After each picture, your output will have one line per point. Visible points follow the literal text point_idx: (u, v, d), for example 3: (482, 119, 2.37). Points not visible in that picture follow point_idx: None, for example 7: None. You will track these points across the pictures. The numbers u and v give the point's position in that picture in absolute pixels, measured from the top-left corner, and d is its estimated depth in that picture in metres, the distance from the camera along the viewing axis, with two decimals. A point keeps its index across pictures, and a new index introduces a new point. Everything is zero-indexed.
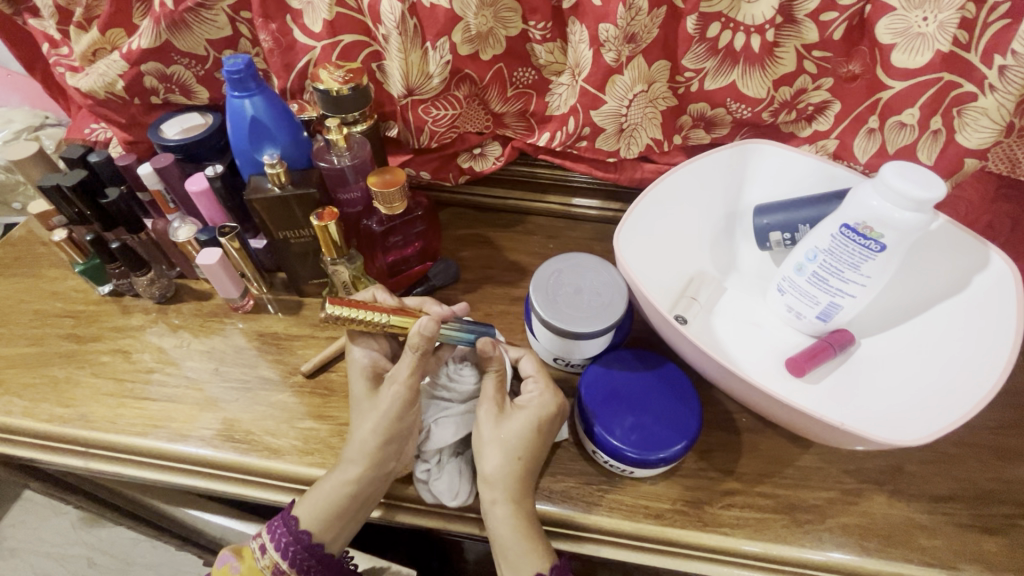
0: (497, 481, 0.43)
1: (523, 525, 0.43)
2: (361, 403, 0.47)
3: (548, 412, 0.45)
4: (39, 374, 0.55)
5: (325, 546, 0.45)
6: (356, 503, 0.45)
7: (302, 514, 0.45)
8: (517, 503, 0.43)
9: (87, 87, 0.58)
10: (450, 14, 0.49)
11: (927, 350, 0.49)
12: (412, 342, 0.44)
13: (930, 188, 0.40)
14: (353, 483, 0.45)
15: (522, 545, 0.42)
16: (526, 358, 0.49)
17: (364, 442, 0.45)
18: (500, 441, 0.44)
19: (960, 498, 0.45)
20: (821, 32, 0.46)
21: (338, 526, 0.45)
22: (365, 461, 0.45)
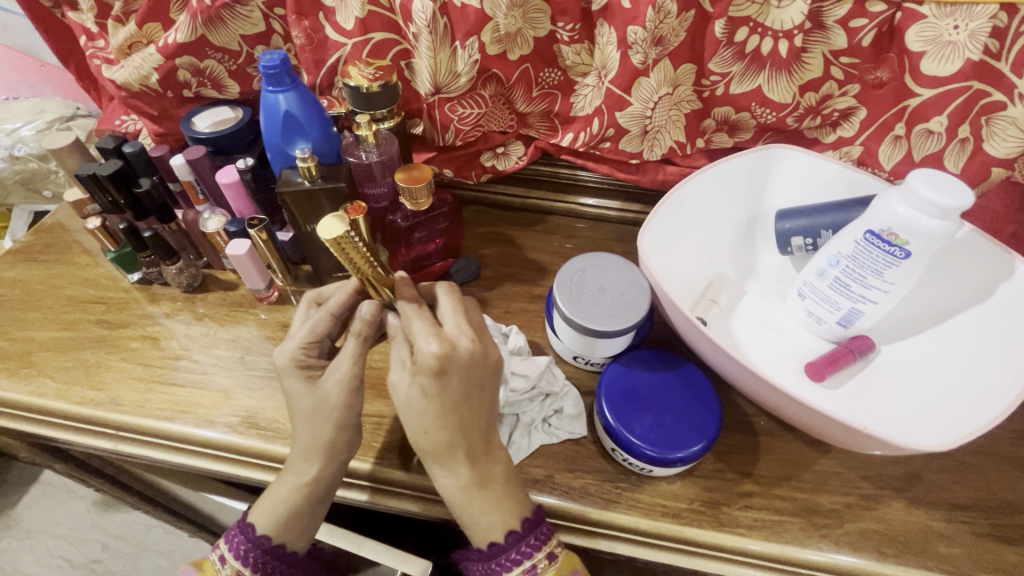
0: (428, 455, 0.43)
1: (465, 495, 0.42)
2: (299, 401, 0.45)
3: (449, 364, 0.41)
4: (71, 358, 0.56)
5: (286, 546, 0.45)
6: (312, 501, 0.45)
7: (257, 521, 0.45)
8: (454, 471, 0.43)
9: (122, 79, 0.59)
10: (480, 14, 0.50)
11: (947, 358, 0.49)
12: (355, 328, 0.45)
13: (957, 196, 0.40)
14: (307, 484, 0.45)
15: (479, 506, 0.42)
16: (444, 305, 0.46)
17: (316, 437, 0.45)
18: (408, 413, 0.42)
19: (979, 507, 0.45)
20: (850, 38, 0.46)
21: (296, 527, 0.45)
22: (319, 458, 0.45)
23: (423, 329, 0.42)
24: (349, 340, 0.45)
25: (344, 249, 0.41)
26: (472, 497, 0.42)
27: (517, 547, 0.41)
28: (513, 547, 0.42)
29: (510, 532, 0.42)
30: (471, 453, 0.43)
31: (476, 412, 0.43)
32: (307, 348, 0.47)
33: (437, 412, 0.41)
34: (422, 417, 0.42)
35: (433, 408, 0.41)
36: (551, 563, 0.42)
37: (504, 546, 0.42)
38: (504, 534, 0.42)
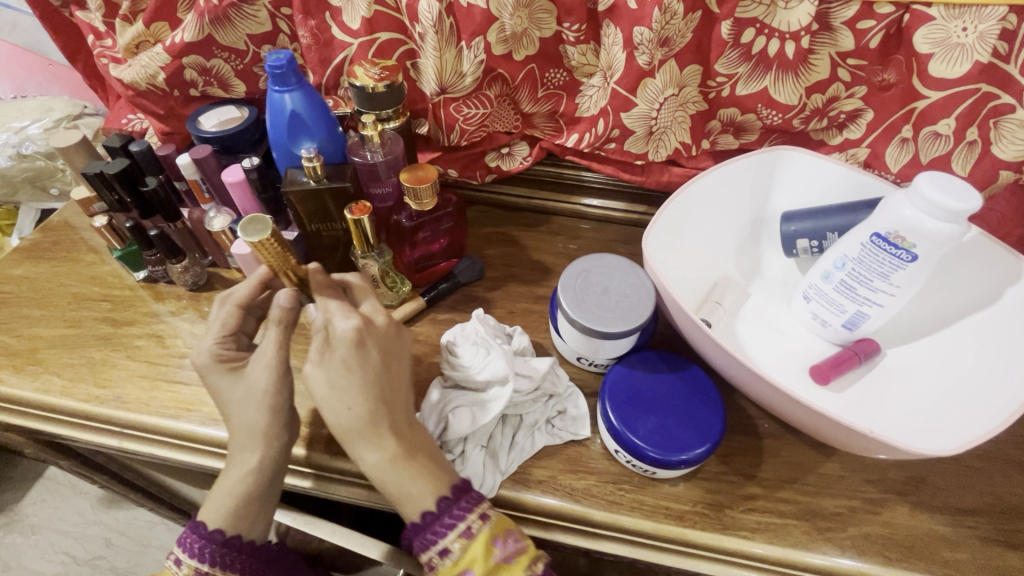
0: (348, 435, 0.42)
1: (390, 468, 0.41)
2: (229, 391, 0.46)
3: (363, 338, 0.43)
4: (77, 356, 0.57)
5: (242, 536, 0.45)
6: (260, 490, 0.45)
7: (208, 517, 0.44)
8: (379, 444, 0.42)
9: (130, 78, 0.59)
10: (486, 14, 0.50)
11: (952, 362, 0.49)
12: (272, 316, 0.46)
13: (964, 199, 0.39)
14: (251, 473, 0.45)
15: (408, 476, 0.41)
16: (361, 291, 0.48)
17: (253, 423, 0.45)
18: (326, 397, 0.42)
19: (984, 511, 0.45)
20: (857, 40, 0.46)
21: (250, 516, 0.45)
22: (262, 444, 0.45)
23: (336, 304, 0.45)
24: (268, 329, 0.46)
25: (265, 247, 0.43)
26: (398, 467, 0.41)
27: (450, 512, 0.40)
28: (444, 513, 0.40)
29: (443, 498, 0.41)
30: (395, 428, 0.42)
31: (395, 390, 0.44)
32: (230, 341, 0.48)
33: (353, 385, 0.42)
34: (337, 393, 0.42)
35: (350, 382, 0.42)
36: (485, 522, 0.41)
37: (435, 514, 0.40)
38: (436, 501, 0.41)
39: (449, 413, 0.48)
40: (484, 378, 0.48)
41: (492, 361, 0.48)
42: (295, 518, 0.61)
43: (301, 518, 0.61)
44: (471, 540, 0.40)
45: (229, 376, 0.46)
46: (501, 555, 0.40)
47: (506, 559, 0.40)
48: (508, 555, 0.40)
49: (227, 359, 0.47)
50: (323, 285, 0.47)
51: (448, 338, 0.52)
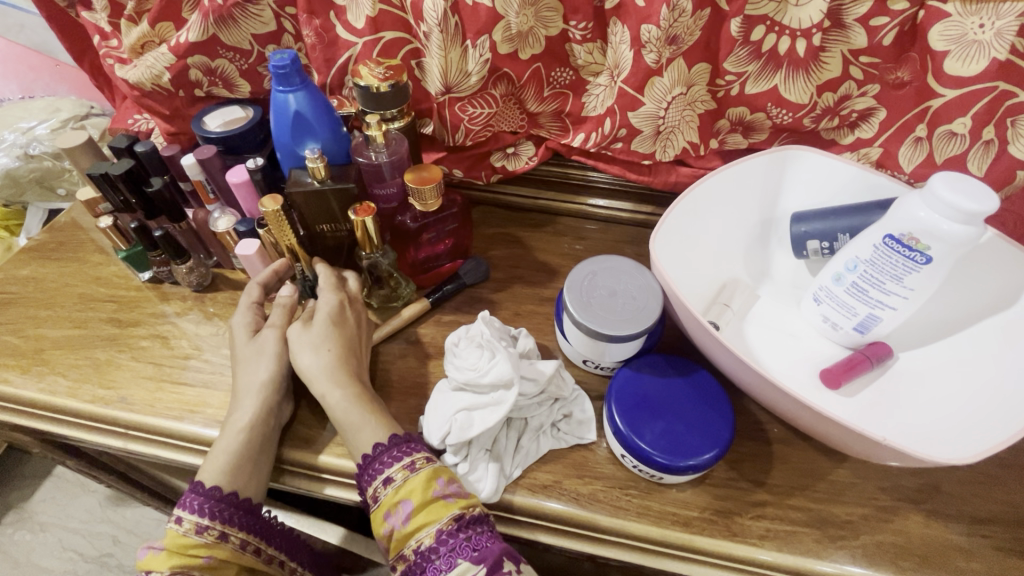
0: (316, 376, 0.49)
1: (351, 405, 0.47)
2: (239, 352, 0.52)
3: (336, 308, 0.53)
4: (83, 356, 0.57)
5: (240, 493, 0.46)
6: (253, 447, 0.47)
7: (207, 476, 0.45)
8: (342, 383, 0.48)
9: (135, 78, 0.59)
10: (492, 13, 0.49)
11: (967, 367, 0.48)
12: (279, 301, 0.55)
13: (981, 200, 0.38)
14: (245, 428, 0.47)
15: (366, 413, 0.47)
16: (351, 276, 0.59)
17: (255, 375, 0.50)
18: (304, 347, 0.50)
19: (1000, 521, 0.44)
20: (871, 37, 0.45)
21: (245, 473, 0.46)
22: (256, 401, 0.49)
23: (327, 282, 0.56)
24: (274, 309, 0.54)
25: (277, 216, 0.52)
26: (358, 402, 0.47)
27: (399, 447, 0.45)
28: (394, 447, 0.45)
29: (397, 435, 0.46)
30: (360, 378, 0.50)
31: (364, 353, 0.53)
32: (255, 315, 0.54)
33: (329, 336, 0.51)
34: (312, 342, 0.50)
35: (326, 333, 0.51)
36: (429, 462, 0.44)
37: (385, 446, 0.45)
38: (388, 436, 0.45)
39: (454, 417, 0.46)
40: (488, 381, 0.46)
41: (498, 363, 0.46)
42: (298, 522, 0.64)
43: (305, 521, 0.64)
44: (413, 473, 0.43)
45: (240, 341, 0.52)
46: (440, 491, 0.42)
47: (443, 496, 0.42)
48: (448, 492, 0.43)
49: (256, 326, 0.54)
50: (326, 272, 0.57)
51: (452, 341, 0.51)
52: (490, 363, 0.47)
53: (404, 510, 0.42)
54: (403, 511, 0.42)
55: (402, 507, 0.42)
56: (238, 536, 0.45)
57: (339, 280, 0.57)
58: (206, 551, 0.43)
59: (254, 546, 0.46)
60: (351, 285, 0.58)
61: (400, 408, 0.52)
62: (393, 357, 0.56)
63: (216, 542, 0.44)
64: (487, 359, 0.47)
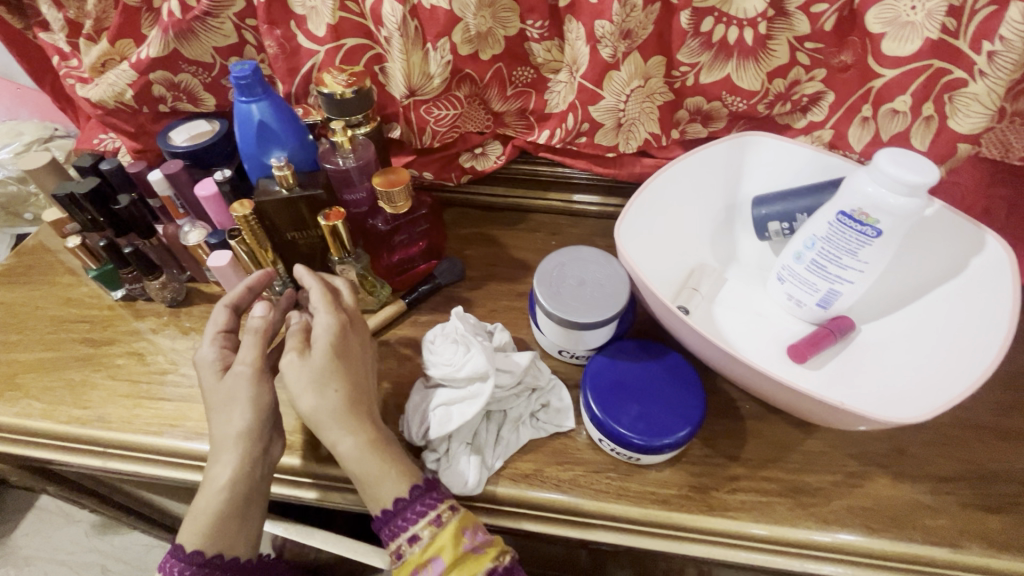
0: (324, 421, 0.44)
1: (365, 453, 0.44)
2: (210, 396, 0.47)
3: (334, 336, 0.47)
4: (57, 378, 0.56)
5: (225, 554, 0.44)
6: (237, 503, 0.45)
7: (187, 538, 0.44)
8: (355, 429, 0.44)
9: (97, 97, 0.59)
10: (450, 14, 0.50)
11: (922, 334, 0.50)
12: (250, 324, 0.49)
13: (924, 173, 0.41)
14: (226, 486, 0.44)
15: (381, 468, 0.44)
16: (341, 284, 0.53)
17: (233, 424, 0.45)
18: (303, 390, 0.45)
19: (963, 478, 0.45)
20: (813, 23, 0.48)
21: (231, 530, 0.45)
22: (236, 455, 0.45)
23: (321, 299, 0.49)
24: (245, 335, 0.48)
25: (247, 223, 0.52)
26: (373, 450, 0.44)
27: (421, 500, 0.43)
28: (416, 501, 0.43)
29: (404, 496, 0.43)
30: (366, 414, 0.46)
31: (366, 382, 0.48)
32: (224, 346, 0.50)
33: (333, 372, 0.45)
34: (313, 381, 0.45)
35: (327, 368, 0.45)
36: (453, 514, 0.43)
37: (407, 501, 0.43)
38: (409, 489, 0.43)
39: (433, 411, 0.48)
40: (464, 375, 0.47)
41: (472, 357, 0.47)
42: (286, 531, 0.62)
43: (291, 529, 0.62)
44: (439, 528, 0.42)
45: (211, 384, 0.47)
46: (469, 544, 0.42)
47: (473, 548, 0.42)
48: (476, 544, 0.42)
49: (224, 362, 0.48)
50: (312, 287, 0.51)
51: (429, 337, 0.52)
52: (466, 358, 0.48)
53: (434, 569, 0.41)
54: (434, 570, 0.41)
55: (433, 565, 0.41)
56: None
57: (334, 293, 0.51)
58: None
59: None
60: (346, 298, 0.52)
61: (381, 409, 0.53)
62: None
63: None
64: (463, 353, 0.48)
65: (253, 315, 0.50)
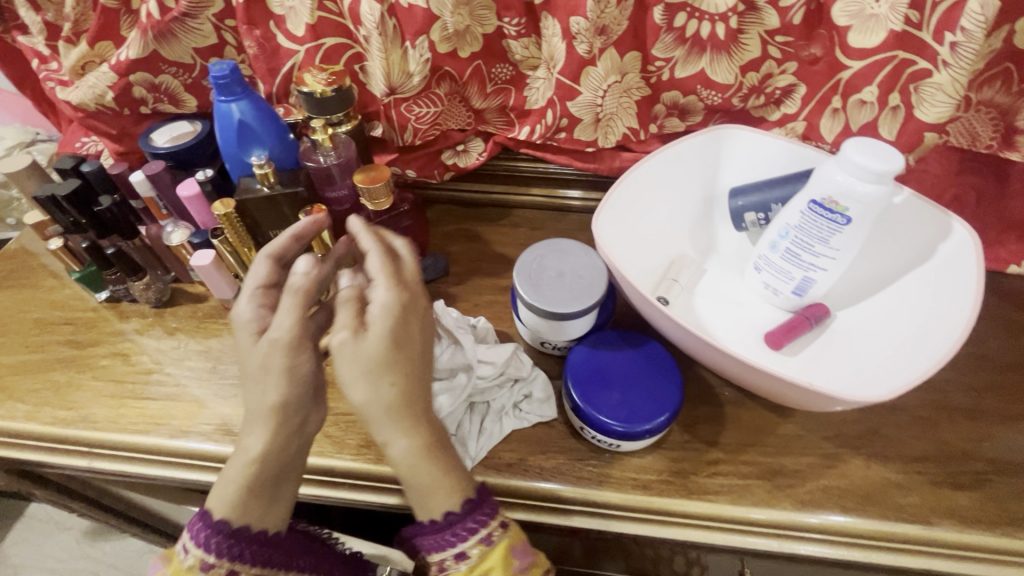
0: (375, 416, 0.38)
1: (420, 460, 0.39)
2: (243, 357, 0.40)
3: (393, 318, 0.39)
4: (41, 380, 0.56)
5: (252, 526, 0.39)
6: (268, 480, 0.39)
7: (213, 505, 0.39)
8: (412, 430, 0.39)
9: (78, 100, 0.59)
10: (427, 13, 0.51)
11: (895, 319, 0.51)
12: (290, 283, 0.40)
13: (888, 160, 0.42)
14: (257, 460, 0.38)
15: (436, 477, 0.39)
16: (400, 249, 0.45)
17: (265, 394, 0.38)
18: (355, 381, 0.38)
19: (934, 457, 0.47)
20: (782, 17, 0.49)
21: (261, 506, 0.39)
22: (269, 427, 0.39)
23: (381, 273, 0.41)
24: (284, 295, 0.40)
25: (230, 220, 0.53)
26: (427, 457, 0.39)
27: (473, 515, 0.40)
28: (468, 517, 0.40)
29: (453, 512, 0.40)
30: (423, 410, 0.40)
31: (427, 370, 0.41)
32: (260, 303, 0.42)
33: (391, 363, 0.38)
34: (366, 372, 0.37)
35: (383, 356, 0.38)
36: (504, 533, 0.40)
37: (459, 515, 0.40)
38: (460, 503, 0.40)
39: None
40: (447, 366, 0.49)
41: (455, 350, 0.50)
42: None
43: None
44: (490, 548, 0.40)
45: (245, 346, 0.40)
46: (518, 567, 0.40)
47: (521, 570, 0.40)
48: (524, 566, 0.40)
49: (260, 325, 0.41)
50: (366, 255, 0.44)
51: None
52: (449, 350, 0.50)
53: None
54: None
55: None
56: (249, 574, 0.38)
57: (391, 260, 0.43)
58: None
59: None
60: (404, 266, 0.44)
61: None
62: None
63: None
64: (447, 346, 0.50)
65: (294, 271, 0.41)
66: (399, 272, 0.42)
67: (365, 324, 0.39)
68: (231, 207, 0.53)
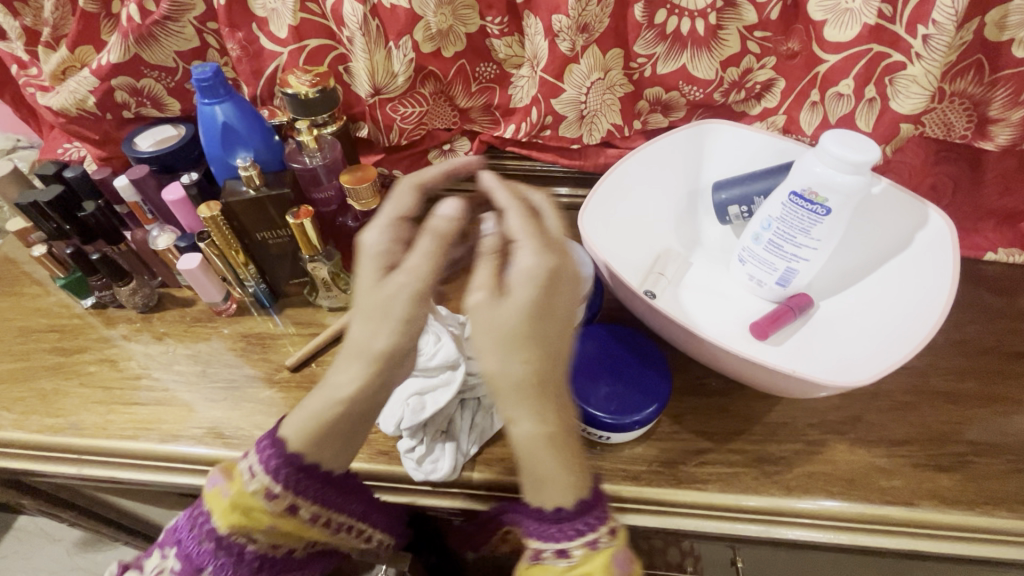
0: (504, 389, 0.35)
1: (542, 448, 0.36)
2: (362, 293, 0.37)
3: (541, 289, 0.34)
4: (28, 388, 0.56)
5: (320, 465, 0.41)
6: (348, 421, 0.40)
7: (288, 434, 0.40)
8: (542, 415, 0.35)
9: (59, 105, 0.59)
10: (410, 13, 0.51)
11: (877, 307, 0.52)
12: (431, 224, 0.36)
13: (864, 151, 0.43)
14: (344, 401, 0.39)
15: (554, 469, 0.36)
16: (547, 211, 0.38)
17: (376, 337, 0.37)
18: (491, 350, 0.34)
19: (916, 441, 0.48)
20: (759, 13, 0.50)
21: (332, 445, 0.41)
22: (366, 371, 0.38)
23: (529, 235, 0.35)
24: (421, 236, 0.36)
25: (216, 223, 0.54)
26: (551, 448, 0.36)
27: (586, 515, 0.37)
28: (580, 515, 0.37)
29: (563, 507, 0.37)
30: (556, 392, 0.36)
31: (565, 348, 0.36)
32: (396, 237, 0.38)
33: (529, 338, 0.34)
34: (500, 344, 0.34)
35: (518, 329, 0.34)
36: (612, 539, 0.37)
37: (569, 513, 0.37)
38: (571, 501, 0.37)
39: (407, 401, 0.47)
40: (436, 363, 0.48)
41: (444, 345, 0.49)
42: None
43: None
44: (594, 552, 0.36)
45: (366, 284, 0.37)
46: None
47: None
48: None
49: (388, 263, 0.37)
50: (509, 210, 0.37)
51: None
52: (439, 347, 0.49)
53: None
54: None
55: None
56: (308, 509, 0.42)
57: (535, 220, 0.37)
58: (271, 520, 0.40)
59: (324, 519, 0.43)
60: (548, 225, 0.37)
61: None
62: None
63: (285, 514, 0.41)
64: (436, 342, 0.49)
65: (437, 212, 0.36)
66: (546, 235, 0.36)
67: (506, 290, 0.34)
68: (217, 211, 0.53)
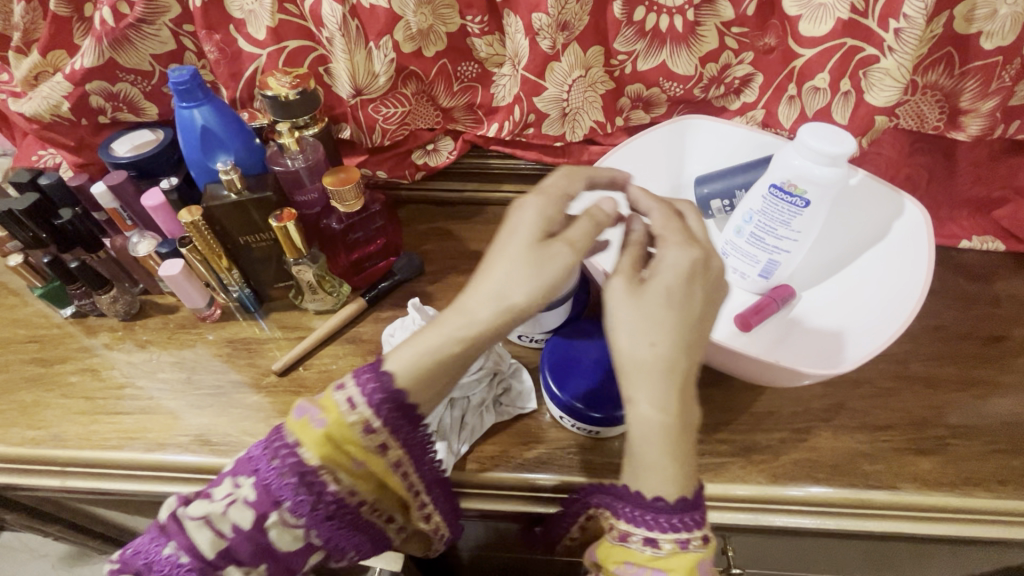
0: (632, 370, 0.36)
1: (656, 434, 0.36)
2: (513, 244, 0.38)
3: (687, 283, 0.37)
4: (7, 401, 0.55)
5: (417, 407, 0.37)
6: (455, 368, 0.37)
7: (396, 369, 0.37)
8: (664, 403, 0.36)
9: (32, 111, 0.57)
10: (390, 13, 0.51)
11: (858, 296, 0.53)
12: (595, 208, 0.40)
13: (841, 143, 0.44)
14: (468, 342, 0.37)
15: (665, 458, 0.36)
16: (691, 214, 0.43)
17: (512, 286, 0.36)
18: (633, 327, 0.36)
19: (898, 426, 0.49)
20: (735, 9, 0.51)
21: (435, 386, 0.37)
22: (493, 321, 0.36)
23: (682, 235, 0.40)
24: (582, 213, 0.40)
25: (197, 228, 0.53)
26: (666, 438, 0.36)
27: (682, 515, 0.36)
28: (679, 512, 0.36)
29: (663, 499, 0.36)
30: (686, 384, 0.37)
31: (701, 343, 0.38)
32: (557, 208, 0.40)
33: (665, 323, 0.36)
34: (642, 322, 0.36)
35: (658, 314, 0.37)
36: (701, 544, 0.36)
37: (668, 507, 0.36)
38: (676, 495, 0.36)
39: None
40: None
41: None
42: None
43: None
44: (682, 552, 0.36)
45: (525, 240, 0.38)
46: None
47: None
48: None
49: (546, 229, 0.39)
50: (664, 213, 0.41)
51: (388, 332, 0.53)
52: None
53: None
54: None
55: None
56: (395, 453, 0.38)
57: (677, 219, 0.41)
58: (359, 457, 0.37)
59: (403, 469, 0.39)
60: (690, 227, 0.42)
61: None
62: (336, 359, 0.57)
63: (375, 452, 0.37)
64: None
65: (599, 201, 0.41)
66: (689, 233, 0.40)
67: (654, 275, 0.38)
68: (197, 216, 0.53)
